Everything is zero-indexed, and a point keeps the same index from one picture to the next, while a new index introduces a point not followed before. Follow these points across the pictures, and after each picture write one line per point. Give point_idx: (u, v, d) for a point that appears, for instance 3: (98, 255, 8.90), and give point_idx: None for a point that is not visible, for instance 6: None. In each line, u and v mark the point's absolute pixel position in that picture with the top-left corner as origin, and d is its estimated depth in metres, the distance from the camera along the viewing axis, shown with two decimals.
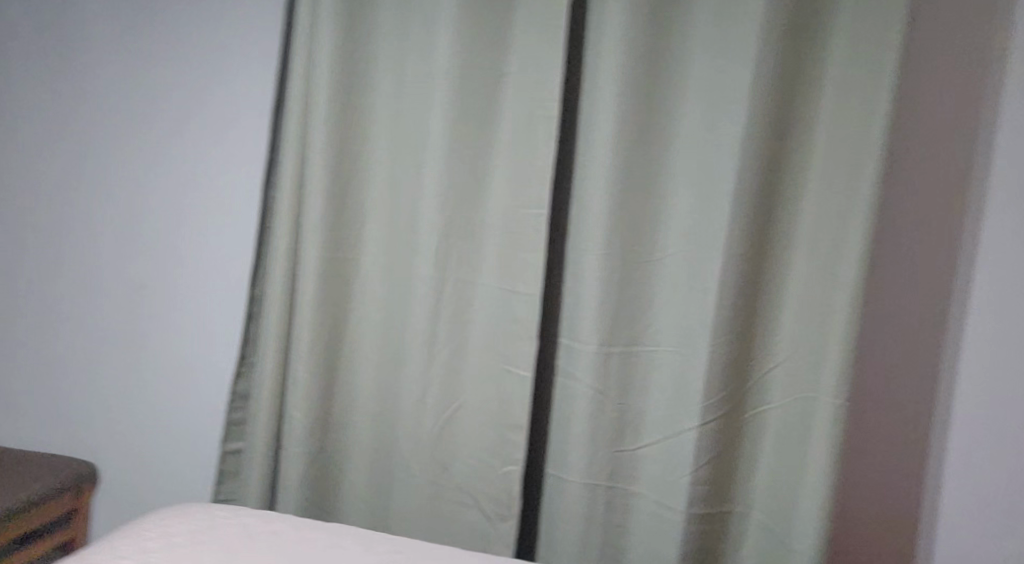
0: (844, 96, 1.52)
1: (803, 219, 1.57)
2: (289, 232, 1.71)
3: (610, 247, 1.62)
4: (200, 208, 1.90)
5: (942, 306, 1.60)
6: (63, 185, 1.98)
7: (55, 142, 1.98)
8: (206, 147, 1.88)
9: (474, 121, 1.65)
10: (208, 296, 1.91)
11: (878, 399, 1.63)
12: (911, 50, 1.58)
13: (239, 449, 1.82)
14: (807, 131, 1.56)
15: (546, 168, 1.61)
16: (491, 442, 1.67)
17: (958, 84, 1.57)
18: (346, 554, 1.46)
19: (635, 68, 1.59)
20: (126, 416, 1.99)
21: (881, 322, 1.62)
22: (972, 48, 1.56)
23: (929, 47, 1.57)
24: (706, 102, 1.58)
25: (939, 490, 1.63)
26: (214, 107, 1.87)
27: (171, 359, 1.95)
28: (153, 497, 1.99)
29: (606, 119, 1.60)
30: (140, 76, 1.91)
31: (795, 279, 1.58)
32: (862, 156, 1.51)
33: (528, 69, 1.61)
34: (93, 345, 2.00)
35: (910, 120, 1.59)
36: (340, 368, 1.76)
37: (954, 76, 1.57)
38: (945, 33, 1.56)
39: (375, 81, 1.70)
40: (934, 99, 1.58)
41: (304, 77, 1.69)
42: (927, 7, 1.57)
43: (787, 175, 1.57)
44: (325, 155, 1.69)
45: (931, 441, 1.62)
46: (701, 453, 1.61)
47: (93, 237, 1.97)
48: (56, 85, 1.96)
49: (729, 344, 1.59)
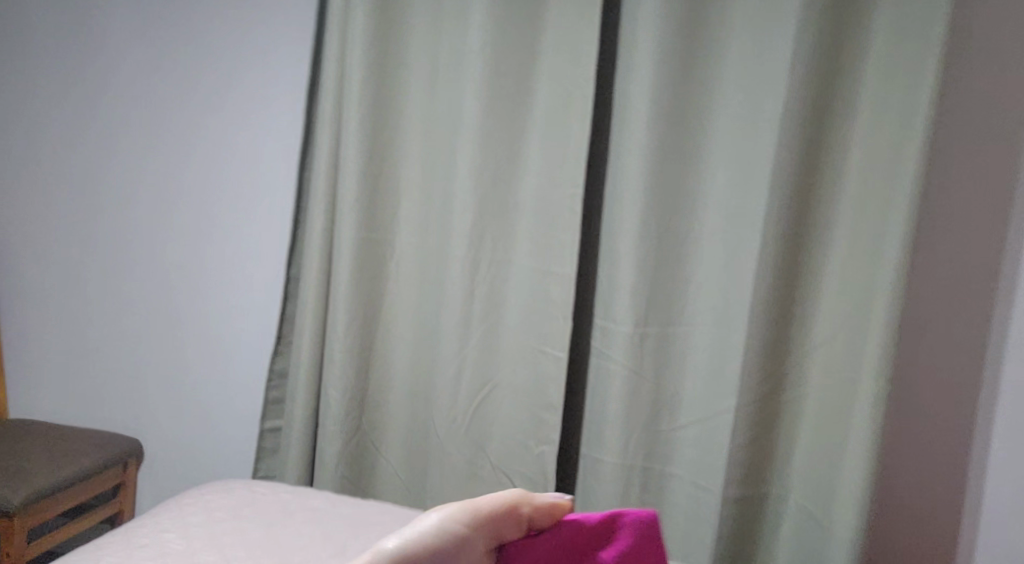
0: (886, 72, 1.48)
1: (842, 198, 1.54)
2: (324, 213, 1.73)
3: (646, 227, 1.61)
4: (236, 191, 1.91)
5: (987, 287, 1.57)
6: (102, 168, 2.01)
7: (94, 124, 2.00)
8: (242, 130, 1.90)
9: (508, 101, 1.64)
10: (245, 277, 1.93)
11: (919, 381, 1.61)
12: (956, 23, 1.54)
13: (278, 428, 1.85)
14: (848, 108, 1.53)
15: (580, 147, 1.59)
16: (526, 422, 1.67)
17: (1006, 58, 1.53)
18: (383, 531, 1.47)
19: (671, 46, 1.57)
20: (166, 394, 2.03)
21: (923, 302, 1.59)
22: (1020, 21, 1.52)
23: (975, 20, 1.53)
24: (743, 80, 1.56)
25: (985, 473, 1.59)
26: (249, 89, 1.88)
27: (210, 339, 1.97)
28: (193, 474, 2.03)
29: (641, 98, 1.59)
30: (176, 58, 1.92)
31: (834, 259, 1.56)
32: (907, 132, 1.46)
33: (562, 49, 1.60)
34: (134, 325, 2.04)
35: (954, 97, 1.55)
36: (376, 349, 1.78)
37: (1001, 49, 1.53)
38: (991, 7, 1.52)
39: (409, 62, 1.71)
40: (979, 74, 1.54)
41: (339, 58, 1.70)
42: None
43: (827, 152, 1.54)
44: (359, 136, 1.69)
45: (976, 423, 1.59)
46: (737, 434, 1.59)
47: (132, 220, 2.00)
48: (95, 70, 1.99)
49: (766, 324, 1.57)
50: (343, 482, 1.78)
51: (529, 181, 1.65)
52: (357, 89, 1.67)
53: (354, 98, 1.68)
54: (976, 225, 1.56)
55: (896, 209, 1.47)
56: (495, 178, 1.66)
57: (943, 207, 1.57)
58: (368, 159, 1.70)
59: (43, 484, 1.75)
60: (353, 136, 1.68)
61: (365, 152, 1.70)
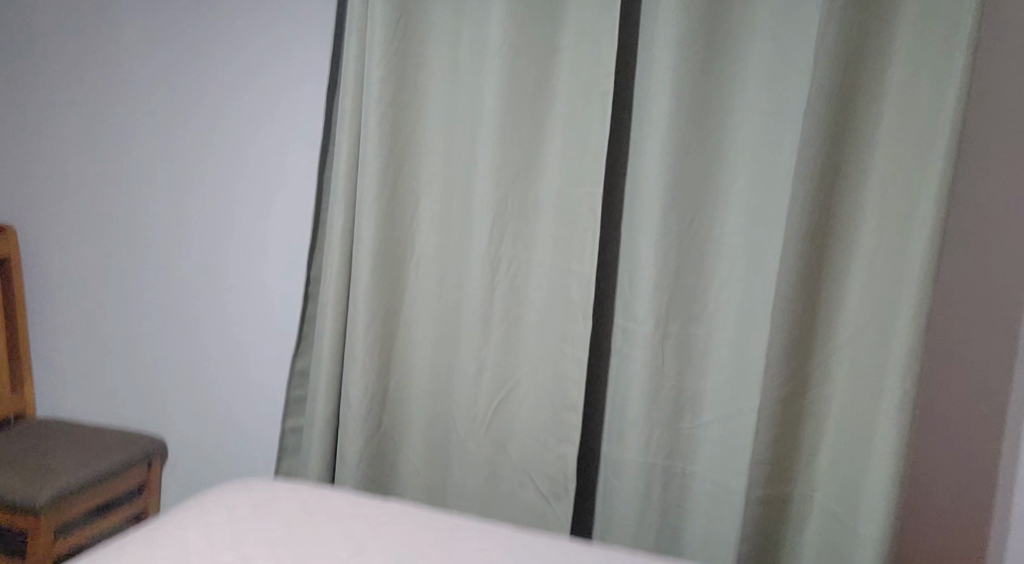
0: (914, 67, 1.46)
1: (867, 195, 1.52)
2: (344, 211, 1.73)
3: (667, 225, 1.60)
4: (257, 190, 1.92)
5: (1018, 284, 1.54)
6: (124, 168, 2.03)
7: (117, 125, 2.02)
8: (263, 129, 1.90)
9: (527, 99, 1.64)
10: (265, 277, 1.94)
11: (946, 380, 1.58)
12: (987, 17, 1.51)
13: (300, 427, 1.85)
14: (873, 104, 1.51)
15: (600, 145, 1.58)
16: (546, 421, 1.67)
17: None
18: (404, 531, 1.47)
19: (693, 42, 1.56)
20: (188, 393, 2.04)
21: (951, 301, 1.57)
22: None
23: (1007, 14, 1.50)
24: (766, 77, 1.54)
25: (1016, 475, 1.56)
26: (269, 89, 1.89)
27: (232, 338, 1.99)
28: (216, 472, 2.04)
29: (662, 94, 1.57)
30: (197, 58, 1.93)
31: (859, 257, 1.54)
32: (934, 127, 1.44)
33: (582, 46, 1.59)
34: (156, 326, 2.05)
35: (982, 90, 1.53)
36: (397, 348, 1.78)
37: None
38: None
39: (429, 61, 1.70)
40: (1010, 66, 1.51)
41: (359, 57, 1.70)
42: None
43: (851, 148, 1.52)
44: (379, 136, 1.69)
45: (1008, 425, 1.55)
46: (761, 433, 1.58)
47: (154, 220, 2.02)
48: (117, 72, 2.00)
49: (790, 323, 1.55)
50: (364, 481, 1.78)
51: (549, 180, 1.64)
52: (376, 87, 1.67)
53: (374, 97, 1.68)
54: (1005, 221, 1.53)
55: (923, 205, 1.45)
56: (515, 176, 1.66)
57: (970, 203, 1.55)
58: (387, 157, 1.70)
59: (67, 484, 1.76)
60: (373, 135, 1.68)
61: (385, 151, 1.70)
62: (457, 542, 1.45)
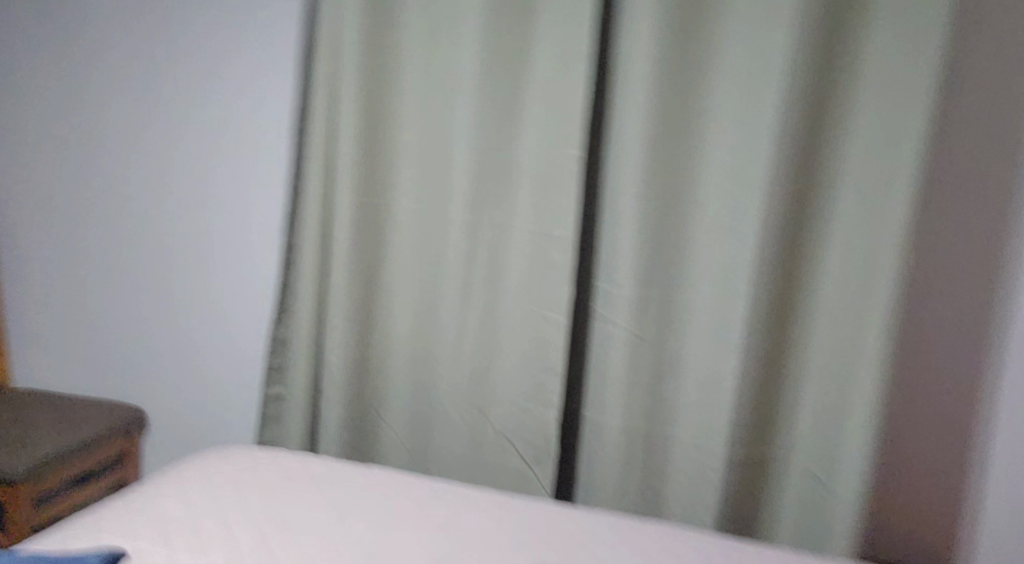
0: (892, 32, 1.45)
1: (847, 160, 1.52)
2: (321, 178, 1.71)
3: (646, 193, 1.61)
4: (232, 156, 1.90)
5: (994, 248, 1.55)
6: (97, 135, 2.00)
7: (89, 89, 1.98)
8: (237, 94, 1.87)
9: (505, 65, 1.62)
10: (244, 243, 1.92)
11: (920, 345, 1.61)
12: None
13: (281, 395, 1.86)
14: (853, 68, 1.49)
15: (580, 110, 1.57)
16: (527, 387, 1.67)
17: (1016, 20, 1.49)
18: (386, 496, 1.50)
19: (673, 8, 1.54)
20: (170, 360, 2.04)
21: (927, 268, 1.59)
22: None
23: None
24: (748, 37, 1.52)
25: (985, 437, 1.60)
26: (243, 51, 1.85)
27: (213, 305, 1.98)
28: (199, 437, 2.05)
29: (642, 60, 1.56)
30: (168, 19, 1.89)
31: (837, 223, 1.54)
32: (911, 93, 1.44)
33: (560, 8, 1.56)
34: (136, 293, 2.04)
35: (964, 53, 1.52)
36: (376, 316, 1.78)
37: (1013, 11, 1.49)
38: None
39: (403, 20, 1.66)
40: (987, 32, 1.50)
41: (332, 20, 1.66)
42: None
43: (831, 113, 1.52)
44: (358, 103, 1.68)
45: (978, 388, 1.59)
46: (738, 397, 1.61)
47: (130, 187, 1.99)
48: (86, 36, 1.96)
49: (768, 290, 1.57)
50: (347, 448, 1.80)
51: (528, 145, 1.63)
52: (351, 52, 1.65)
53: (349, 61, 1.65)
54: (983, 186, 1.54)
55: (902, 170, 1.45)
56: (494, 142, 1.65)
57: (948, 167, 1.55)
58: (364, 124, 1.68)
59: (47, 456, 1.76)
60: (349, 100, 1.66)
61: (362, 116, 1.68)
62: (438, 507, 1.48)
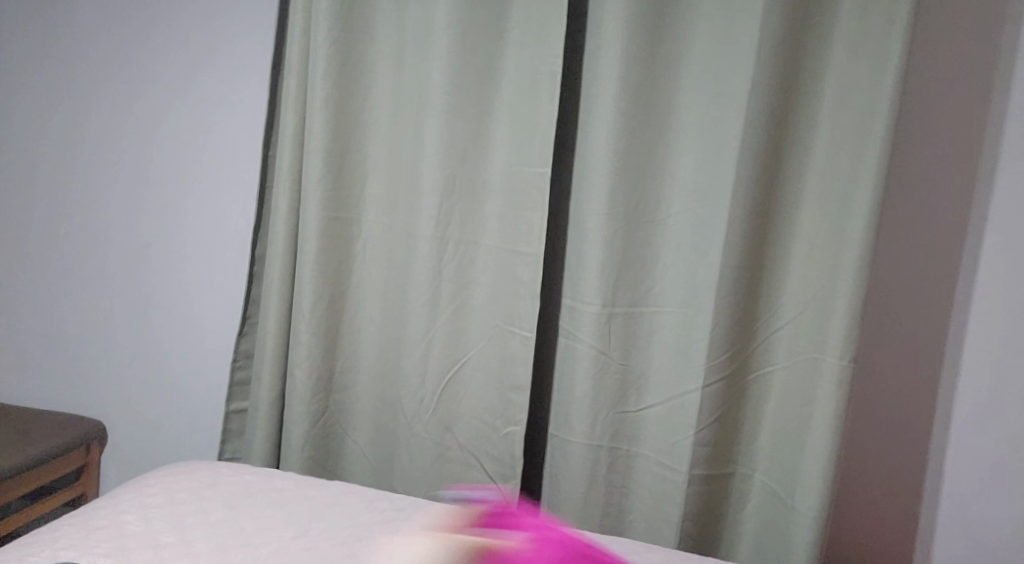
0: (852, 58, 1.48)
1: (809, 181, 1.55)
2: (290, 191, 1.70)
3: (613, 210, 1.62)
4: (199, 167, 1.88)
5: (948, 271, 1.59)
6: (61, 144, 1.97)
7: (54, 98, 1.96)
8: (205, 106, 1.86)
9: (475, 81, 1.63)
10: (210, 256, 1.91)
11: (879, 364, 1.64)
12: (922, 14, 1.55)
13: (244, 409, 1.84)
14: (815, 96, 1.53)
15: (548, 128, 1.58)
16: (494, 401, 1.68)
17: (971, 49, 1.54)
18: (349, 512, 1.49)
19: (641, 29, 1.56)
20: (132, 373, 2.01)
21: (886, 288, 1.62)
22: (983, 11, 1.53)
23: (942, 9, 1.55)
24: (712, 61, 1.56)
25: (941, 455, 1.63)
26: (211, 63, 1.84)
27: (177, 318, 1.95)
28: (159, 452, 2.02)
29: (609, 80, 1.58)
30: (137, 28, 1.88)
31: (799, 243, 1.57)
32: (871, 117, 1.48)
33: (530, 29, 1.58)
34: (97, 305, 2.01)
35: (920, 79, 1.57)
36: (343, 329, 1.77)
37: (967, 41, 1.54)
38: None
39: (375, 37, 1.68)
40: (943, 61, 1.55)
41: (304, 32, 1.66)
42: None
43: (795, 136, 1.55)
44: (326, 114, 1.66)
45: (935, 406, 1.62)
46: (702, 415, 1.62)
47: (94, 197, 1.97)
48: (54, 45, 1.95)
49: (731, 308, 1.59)
50: (311, 463, 1.78)
51: (497, 161, 1.64)
52: (322, 63, 1.65)
53: (320, 75, 1.65)
54: (938, 208, 1.58)
55: (862, 192, 1.48)
56: (462, 158, 1.65)
57: (905, 190, 1.59)
58: (333, 137, 1.68)
59: (14, 462, 1.74)
60: (319, 114, 1.66)
61: (332, 129, 1.67)
62: (401, 523, 1.47)
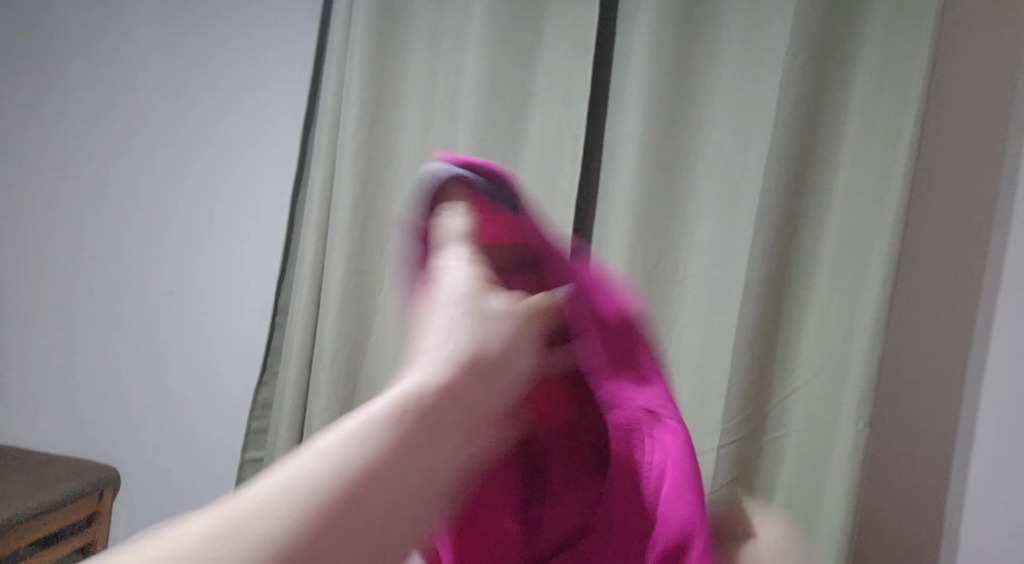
0: (869, 122, 1.50)
1: (825, 245, 1.54)
2: (315, 244, 1.74)
3: (633, 270, 1.62)
4: (224, 218, 1.93)
5: (964, 336, 1.58)
6: (94, 193, 2.03)
7: (91, 151, 2.03)
8: (234, 159, 1.92)
9: (500, 140, 1.68)
10: (229, 306, 1.93)
11: (897, 430, 1.61)
12: (938, 81, 1.57)
13: (257, 460, 1.83)
14: (831, 159, 1.54)
15: (570, 187, 1.61)
16: None
17: (984, 114, 1.55)
18: None
19: (664, 92, 1.59)
20: (147, 422, 2.01)
21: (901, 353, 1.60)
22: (995, 79, 1.54)
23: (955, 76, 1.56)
24: (734, 118, 1.57)
25: (960, 524, 1.59)
26: (243, 119, 1.91)
27: (195, 367, 1.97)
28: (168, 504, 2.00)
29: (631, 139, 1.60)
30: (176, 86, 1.95)
31: (814, 305, 1.56)
32: (886, 182, 1.48)
33: (556, 90, 1.63)
34: (121, 353, 2.03)
35: (932, 144, 1.57)
36: (358, 382, 1.77)
37: (981, 107, 1.55)
38: (970, 62, 1.55)
39: (405, 98, 1.74)
40: (956, 127, 1.56)
41: (336, 89, 1.72)
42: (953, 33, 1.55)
43: (811, 199, 1.55)
44: (353, 170, 1.71)
45: (953, 474, 1.59)
46: (718, 478, 1.57)
47: (121, 245, 2.01)
48: (93, 100, 2.02)
49: (748, 369, 1.56)
50: None
51: None
52: (353, 119, 1.69)
53: (349, 131, 1.70)
54: (953, 275, 1.58)
55: (876, 255, 1.48)
56: None
57: (920, 257, 1.59)
58: (361, 192, 1.72)
59: (32, 505, 1.73)
60: (347, 169, 1.70)
61: (358, 186, 1.71)
62: None
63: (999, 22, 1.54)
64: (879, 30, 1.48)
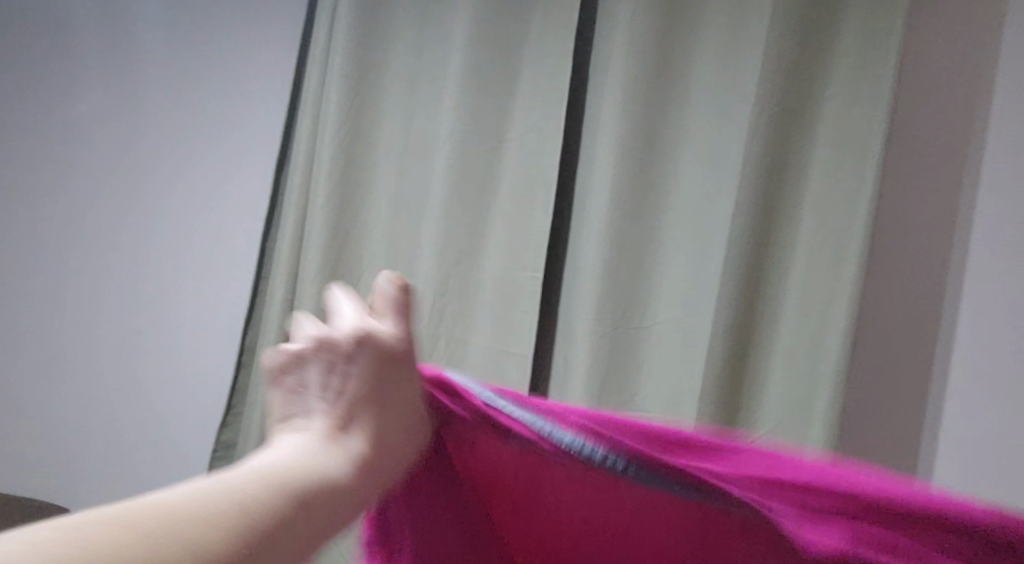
0: (833, 166, 1.48)
1: (790, 295, 1.51)
2: (285, 284, 1.74)
3: (602, 314, 1.61)
4: (195, 255, 1.93)
5: (925, 383, 1.53)
6: (63, 228, 2.01)
7: (61, 186, 2.01)
8: (208, 197, 1.93)
9: (473, 183, 1.69)
10: (198, 343, 1.93)
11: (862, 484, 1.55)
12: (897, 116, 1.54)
13: None
14: (795, 206, 1.53)
15: (541, 231, 1.62)
16: None
17: (943, 153, 1.52)
18: None
19: (635, 138, 1.60)
20: (109, 460, 1.98)
21: (864, 402, 1.55)
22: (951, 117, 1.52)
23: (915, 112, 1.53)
24: (704, 164, 1.57)
25: None
26: (219, 158, 1.92)
27: (161, 403, 1.95)
28: None
29: (603, 183, 1.62)
30: (153, 124, 1.96)
31: (778, 351, 1.52)
32: (849, 229, 1.46)
33: (530, 137, 1.65)
34: (84, 391, 2.00)
35: (894, 182, 1.54)
36: None
37: (941, 147, 1.52)
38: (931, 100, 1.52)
39: (379, 140, 1.75)
40: (917, 164, 1.53)
41: (312, 131, 1.75)
42: (913, 70, 1.53)
43: (776, 243, 1.54)
44: (326, 211, 1.72)
45: None
46: None
47: (88, 280, 1.99)
48: (64, 135, 2.01)
49: (714, 416, 1.54)
50: None
51: (492, 262, 1.67)
52: (327, 160, 1.72)
53: (324, 172, 1.72)
54: (915, 320, 1.53)
55: (839, 302, 1.46)
56: (458, 256, 1.69)
57: (883, 300, 1.54)
58: (334, 232, 1.73)
59: None
60: (319, 210, 1.72)
61: (331, 225, 1.73)
62: None
63: (971, 58, 1.51)
64: (843, 74, 1.48)
